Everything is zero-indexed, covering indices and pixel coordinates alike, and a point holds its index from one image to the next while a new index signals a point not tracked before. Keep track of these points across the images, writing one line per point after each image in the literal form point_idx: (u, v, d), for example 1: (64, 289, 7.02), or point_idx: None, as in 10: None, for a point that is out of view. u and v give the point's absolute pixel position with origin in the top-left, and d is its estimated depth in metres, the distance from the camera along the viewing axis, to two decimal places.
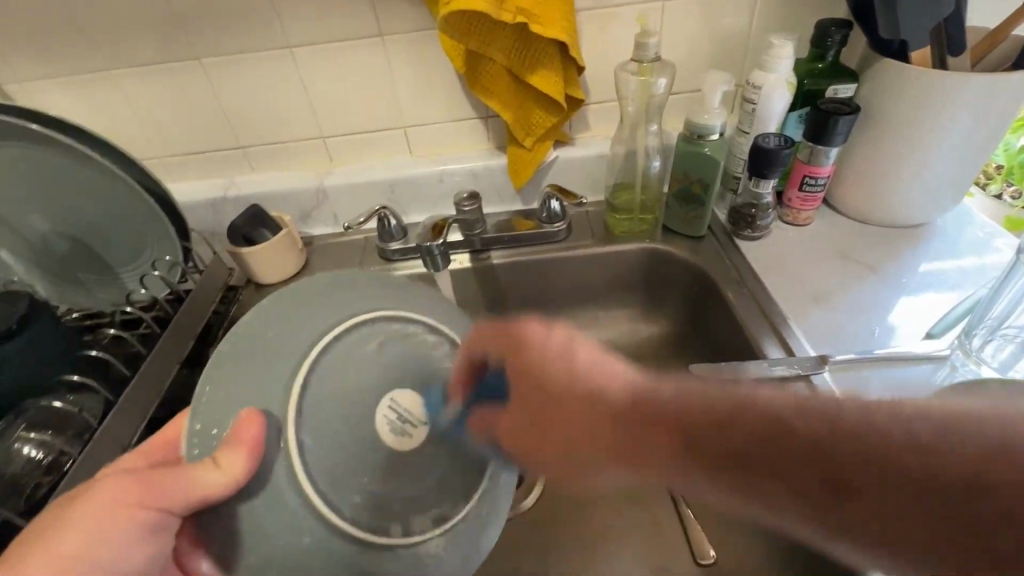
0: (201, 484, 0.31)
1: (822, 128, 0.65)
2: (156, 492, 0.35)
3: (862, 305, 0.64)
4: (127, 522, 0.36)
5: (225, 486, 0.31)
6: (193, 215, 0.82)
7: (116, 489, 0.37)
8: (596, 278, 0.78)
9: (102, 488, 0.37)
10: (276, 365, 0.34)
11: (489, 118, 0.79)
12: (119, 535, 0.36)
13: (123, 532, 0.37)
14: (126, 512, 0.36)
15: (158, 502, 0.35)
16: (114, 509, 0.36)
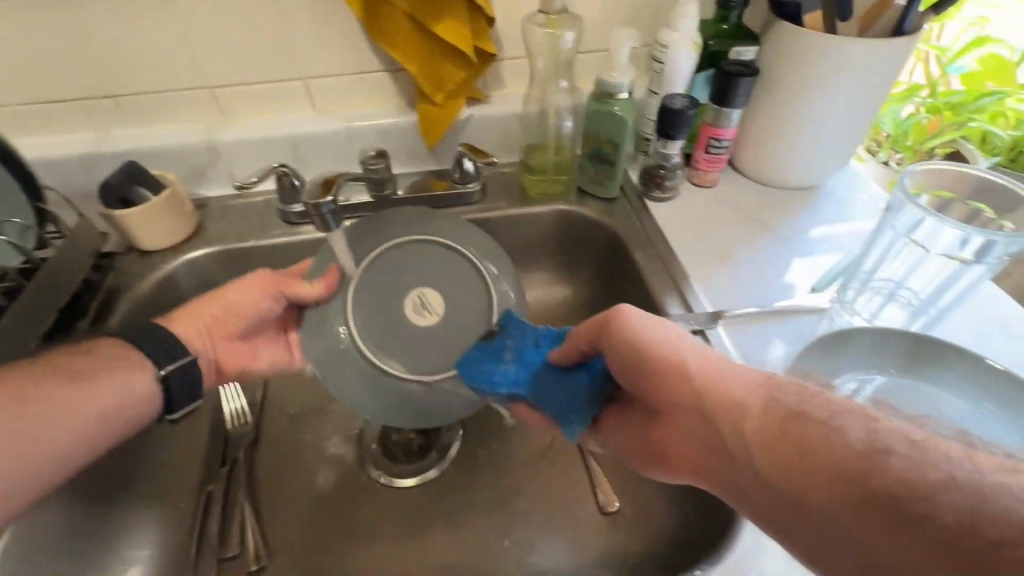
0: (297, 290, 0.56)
1: (725, 90, 0.66)
2: (261, 289, 0.58)
3: (758, 262, 0.67)
4: (239, 300, 0.58)
5: (313, 298, 0.55)
6: (58, 173, 0.72)
7: (258, 282, 0.59)
8: (513, 240, 0.77)
9: (250, 275, 0.59)
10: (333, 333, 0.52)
11: (397, 71, 0.74)
12: (225, 305, 0.58)
13: (257, 304, 0.59)
14: (239, 290, 0.58)
15: (262, 292, 0.58)
16: (252, 292, 0.58)
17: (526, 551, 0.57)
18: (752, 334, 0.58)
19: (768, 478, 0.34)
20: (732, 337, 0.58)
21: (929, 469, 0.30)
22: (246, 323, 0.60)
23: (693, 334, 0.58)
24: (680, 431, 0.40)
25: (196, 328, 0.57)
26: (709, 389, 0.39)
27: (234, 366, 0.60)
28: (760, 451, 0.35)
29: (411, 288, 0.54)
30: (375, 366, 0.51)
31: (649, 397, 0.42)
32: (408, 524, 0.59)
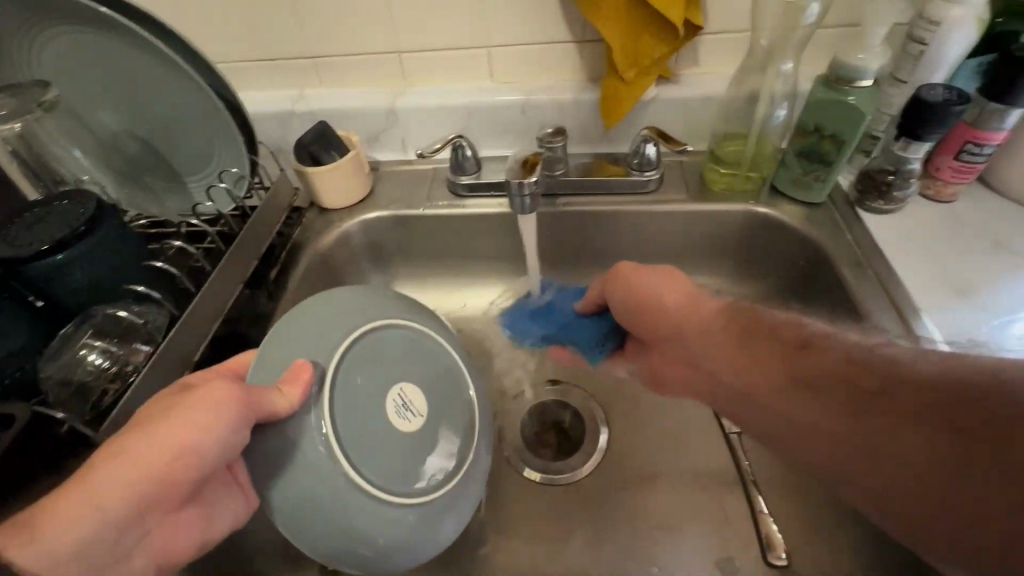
0: (264, 402, 0.35)
1: (1010, 83, 0.52)
2: (212, 425, 0.35)
3: (1015, 304, 0.53)
4: (171, 442, 0.35)
5: (286, 413, 0.36)
6: (262, 127, 0.78)
7: (213, 394, 0.35)
8: (685, 237, 0.70)
9: (208, 384, 0.36)
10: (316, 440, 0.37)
11: (585, 43, 0.69)
12: (160, 453, 0.35)
13: (195, 449, 0.35)
14: (170, 444, 0.35)
15: (210, 426, 0.35)
16: (209, 426, 0.35)
17: None
18: None
19: (856, 411, 0.37)
20: None
21: (980, 377, 0.33)
22: (178, 488, 0.36)
23: None
24: (763, 376, 0.43)
25: (86, 519, 0.33)
26: (774, 329, 0.45)
27: (180, 552, 0.39)
28: (826, 378, 0.39)
29: (394, 378, 0.41)
30: (354, 482, 0.37)
31: (754, 355, 0.45)
32: (550, 524, 0.57)
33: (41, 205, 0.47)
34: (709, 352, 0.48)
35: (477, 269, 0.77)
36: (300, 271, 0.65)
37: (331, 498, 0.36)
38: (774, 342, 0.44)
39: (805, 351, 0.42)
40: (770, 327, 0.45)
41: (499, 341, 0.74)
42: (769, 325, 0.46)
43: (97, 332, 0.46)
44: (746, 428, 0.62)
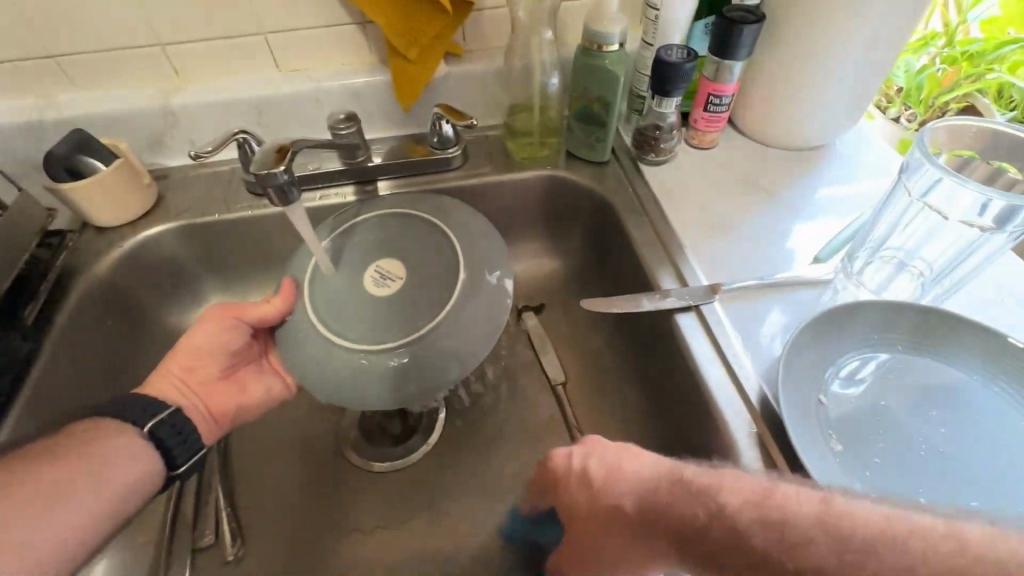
0: (261, 315, 0.52)
1: (727, 40, 0.60)
2: (217, 328, 0.54)
3: (758, 230, 0.63)
4: (189, 351, 0.53)
5: (276, 315, 0.52)
6: (1, 142, 0.66)
7: (213, 317, 0.54)
8: (498, 209, 0.72)
9: (206, 315, 0.54)
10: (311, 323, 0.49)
11: (366, 24, 0.67)
12: (193, 351, 0.53)
13: (209, 344, 0.53)
14: (189, 347, 0.53)
15: (218, 330, 0.54)
16: (212, 326, 0.53)
17: (514, 539, 0.54)
18: (748, 308, 0.55)
19: (669, 537, 0.34)
20: (728, 314, 0.54)
21: (808, 516, 0.29)
22: (215, 370, 0.54)
23: (685, 310, 0.54)
24: (613, 514, 0.37)
25: (172, 386, 0.51)
26: (599, 476, 0.39)
27: (226, 407, 0.55)
28: (663, 531, 0.34)
29: (366, 265, 0.52)
30: (336, 338, 0.47)
31: (580, 518, 0.41)
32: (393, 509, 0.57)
33: None
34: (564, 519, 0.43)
35: None
36: (69, 302, 0.57)
37: (328, 352, 0.47)
38: (585, 491, 0.40)
39: (651, 503, 0.35)
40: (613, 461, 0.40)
41: None
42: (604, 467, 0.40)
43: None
44: (571, 377, 0.66)
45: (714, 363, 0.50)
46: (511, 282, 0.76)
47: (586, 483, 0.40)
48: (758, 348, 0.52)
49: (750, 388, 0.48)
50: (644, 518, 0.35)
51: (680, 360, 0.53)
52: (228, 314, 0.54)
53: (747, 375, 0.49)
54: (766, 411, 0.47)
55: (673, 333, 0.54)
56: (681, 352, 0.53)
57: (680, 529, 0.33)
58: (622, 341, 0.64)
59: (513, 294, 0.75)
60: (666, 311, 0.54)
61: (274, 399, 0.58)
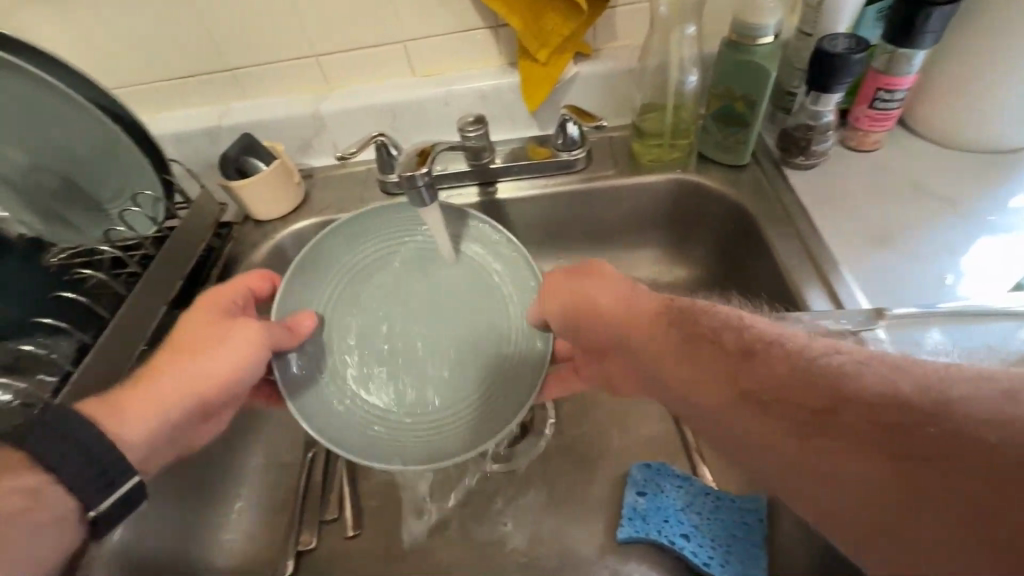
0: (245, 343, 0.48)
1: (908, 24, 0.52)
2: (247, 345, 0.47)
3: (932, 248, 0.53)
4: (199, 335, 0.48)
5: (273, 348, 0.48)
6: (189, 146, 0.77)
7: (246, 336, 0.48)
8: (619, 213, 0.70)
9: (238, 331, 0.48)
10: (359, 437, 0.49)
11: (499, 27, 0.68)
12: (214, 334, 0.48)
13: (244, 372, 0.48)
14: (207, 359, 0.47)
15: (243, 295, 0.51)
16: (238, 347, 0.47)
17: (625, 563, 0.51)
18: (921, 340, 0.46)
19: (781, 422, 0.28)
20: (898, 345, 0.46)
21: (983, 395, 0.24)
22: (219, 388, 0.47)
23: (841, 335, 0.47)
24: (700, 380, 0.34)
25: (146, 416, 0.44)
26: (710, 330, 0.35)
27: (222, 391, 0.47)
28: (784, 414, 0.29)
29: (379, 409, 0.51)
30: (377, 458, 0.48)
31: (666, 360, 0.36)
32: (500, 508, 0.57)
33: None
34: (647, 359, 0.38)
35: None
36: None
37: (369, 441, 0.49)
38: (710, 343, 0.34)
39: (746, 363, 0.32)
40: (704, 323, 0.36)
41: None
42: (700, 310, 0.37)
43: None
44: None
45: None
46: None
47: (708, 338, 0.35)
48: None
49: None
50: (734, 373, 0.32)
51: None
52: (272, 333, 0.48)
53: None
54: None
55: None
56: None
57: (787, 397, 0.29)
58: None
59: None
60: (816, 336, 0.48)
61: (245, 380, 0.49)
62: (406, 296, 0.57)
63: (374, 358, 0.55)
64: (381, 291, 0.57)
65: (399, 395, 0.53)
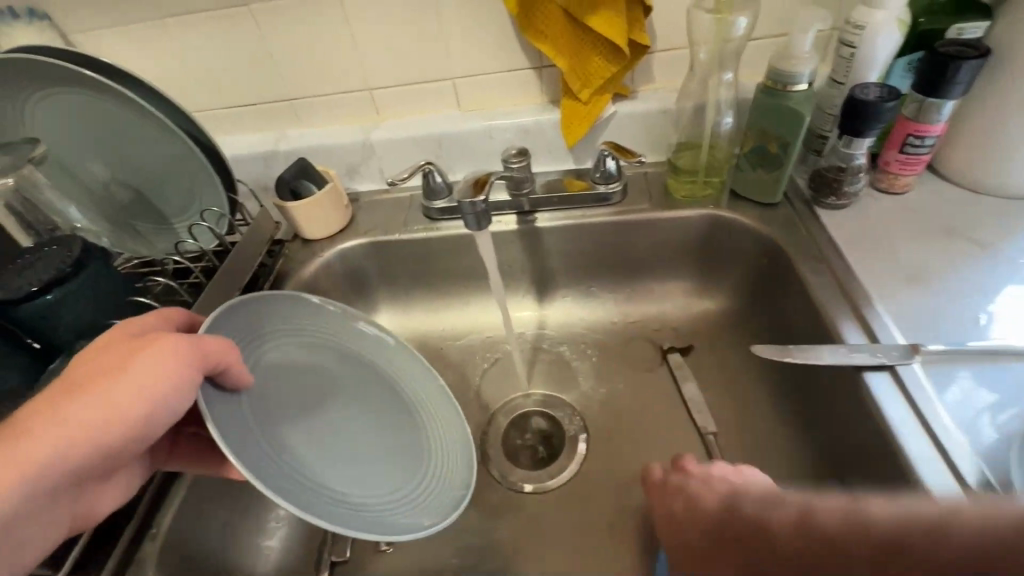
0: (160, 367, 0.36)
1: (938, 77, 0.54)
2: (170, 360, 0.36)
3: (964, 288, 0.55)
4: (98, 366, 0.36)
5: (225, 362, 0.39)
6: (247, 168, 0.82)
7: (162, 352, 0.36)
8: (653, 244, 0.72)
9: (148, 349, 0.36)
10: (238, 417, 0.40)
11: (544, 68, 0.73)
12: (118, 359, 0.37)
13: (165, 395, 0.36)
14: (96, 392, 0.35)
15: (160, 324, 0.43)
16: (150, 371, 0.36)
17: None
18: (955, 378, 0.47)
19: None
20: (933, 380, 0.47)
21: None
22: (117, 435, 0.35)
23: (877, 369, 0.48)
24: None
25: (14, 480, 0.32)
26: None
27: (125, 439, 0.36)
28: None
29: (264, 416, 0.43)
30: (237, 435, 0.38)
31: None
32: None
33: (31, 251, 0.49)
34: None
35: (456, 290, 0.79)
36: None
37: (232, 418, 0.39)
38: None
39: None
40: None
41: (482, 360, 0.76)
42: None
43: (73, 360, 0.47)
44: (723, 427, 0.63)
45: (916, 435, 0.44)
46: (659, 318, 0.75)
47: None
48: (965, 423, 0.45)
49: (966, 468, 0.42)
50: None
51: (870, 424, 0.47)
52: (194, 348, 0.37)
53: (960, 454, 0.43)
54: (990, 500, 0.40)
55: (860, 393, 0.48)
56: (871, 415, 0.47)
57: None
58: (795, 398, 0.59)
59: (660, 331, 0.74)
60: (852, 369, 0.49)
61: (154, 422, 0.36)
62: (375, 423, 0.51)
63: (324, 381, 0.50)
64: (365, 404, 0.51)
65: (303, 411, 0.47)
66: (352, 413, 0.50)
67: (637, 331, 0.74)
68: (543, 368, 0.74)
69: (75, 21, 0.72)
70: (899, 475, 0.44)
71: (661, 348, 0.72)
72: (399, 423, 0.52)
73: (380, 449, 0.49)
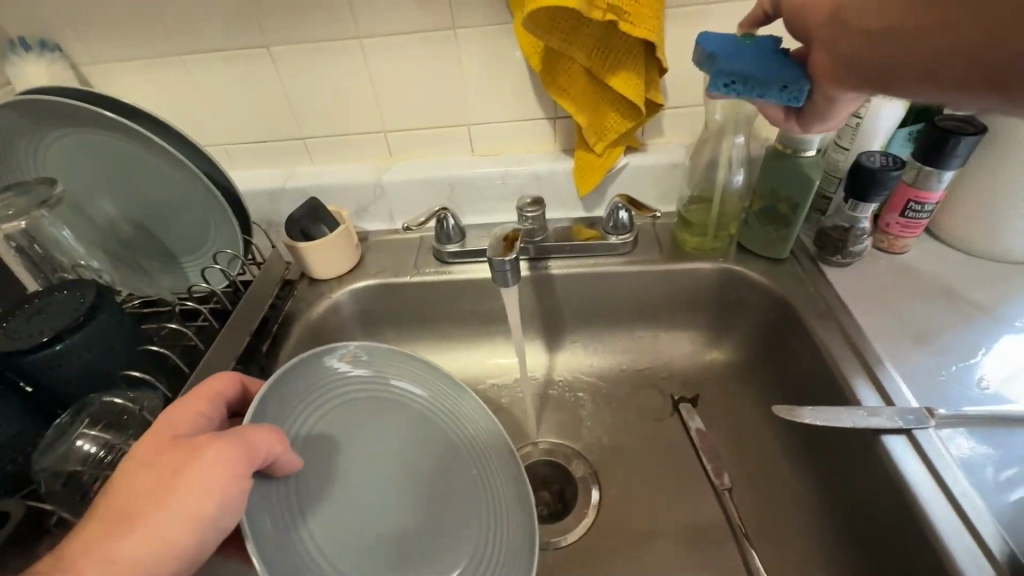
0: (210, 478, 0.33)
1: (937, 150, 0.58)
2: (219, 472, 0.33)
3: (969, 349, 0.57)
4: (147, 482, 0.33)
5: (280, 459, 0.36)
6: (254, 204, 0.81)
7: (213, 459, 0.33)
8: (662, 295, 0.73)
9: (199, 455, 0.33)
10: (272, 513, 0.37)
11: (558, 119, 0.75)
12: (167, 472, 0.33)
13: (214, 514, 0.33)
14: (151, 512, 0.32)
15: (211, 405, 0.39)
16: (201, 484, 0.32)
17: None
18: (975, 446, 0.48)
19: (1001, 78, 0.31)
20: (949, 444, 0.48)
21: None
22: (171, 562, 0.32)
23: (894, 431, 0.49)
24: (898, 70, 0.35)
25: None
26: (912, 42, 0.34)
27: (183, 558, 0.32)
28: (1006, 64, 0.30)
29: (305, 506, 0.40)
30: (279, 547, 0.36)
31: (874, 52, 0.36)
32: None
33: (39, 296, 0.47)
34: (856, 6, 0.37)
35: (464, 333, 0.78)
36: (291, 344, 0.66)
37: (266, 517, 0.36)
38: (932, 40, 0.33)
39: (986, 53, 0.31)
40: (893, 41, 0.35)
41: (490, 406, 0.75)
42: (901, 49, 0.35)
43: (81, 415, 0.44)
44: (736, 481, 0.63)
45: (938, 500, 0.45)
46: (667, 367, 0.75)
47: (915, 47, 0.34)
48: (984, 488, 0.46)
49: (989, 535, 0.43)
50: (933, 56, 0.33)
51: (890, 486, 0.48)
52: (243, 451, 0.34)
53: (981, 520, 0.43)
54: (1014, 568, 0.41)
55: (877, 454, 0.49)
56: (890, 478, 0.48)
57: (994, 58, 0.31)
58: (808, 453, 0.60)
59: (668, 380, 0.74)
60: (868, 430, 0.50)
61: (213, 536, 0.33)
62: (419, 496, 0.48)
63: (387, 439, 0.49)
64: (416, 475, 0.49)
65: (348, 467, 0.45)
66: (403, 488, 0.48)
67: (645, 379, 0.74)
68: (552, 415, 0.73)
69: (88, 55, 0.72)
70: (923, 540, 0.44)
71: (671, 397, 0.72)
72: (445, 516, 0.48)
73: (428, 523, 0.47)
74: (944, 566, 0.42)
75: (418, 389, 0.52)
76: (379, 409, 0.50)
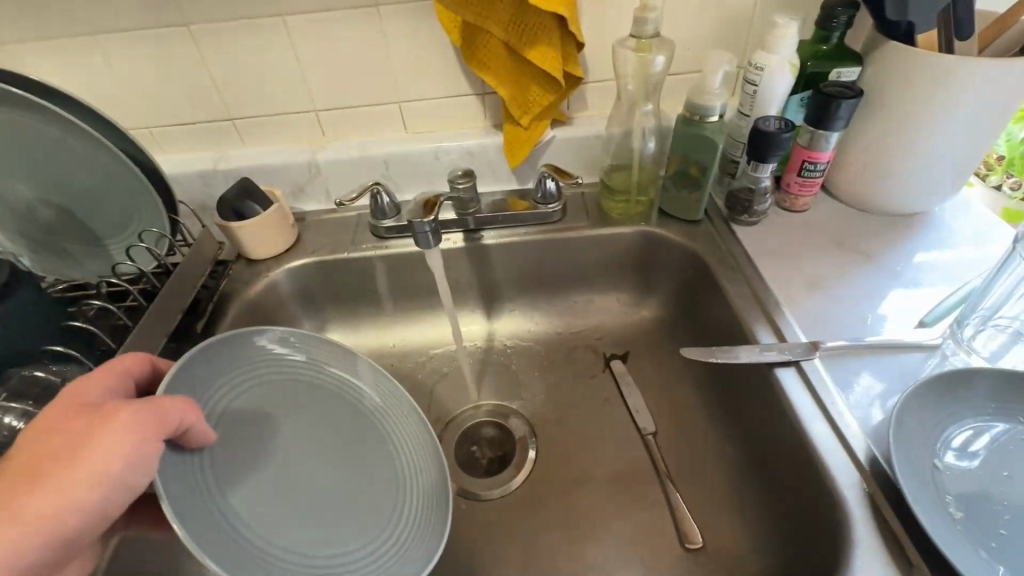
0: (120, 441, 0.33)
1: (823, 113, 0.63)
2: (129, 438, 0.34)
3: (855, 293, 0.63)
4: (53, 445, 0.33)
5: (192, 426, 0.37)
6: (184, 187, 0.80)
7: (122, 425, 0.34)
8: (590, 260, 0.78)
9: (106, 422, 0.34)
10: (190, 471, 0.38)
11: (486, 95, 0.78)
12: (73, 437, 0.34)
13: (122, 474, 0.33)
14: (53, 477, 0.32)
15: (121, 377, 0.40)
16: (107, 448, 0.33)
17: None
18: (852, 373, 0.55)
19: None
20: (831, 373, 0.55)
21: None
22: (73, 525, 0.32)
23: (785, 364, 0.55)
24: None
25: None
26: None
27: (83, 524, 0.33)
28: None
29: (224, 470, 0.42)
30: (197, 503, 0.37)
31: None
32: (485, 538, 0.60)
33: None
34: None
35: (405, 306, 0.80)
36: (226, 322, 0.67)
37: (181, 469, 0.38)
38: None
39: None
40: None
41: (432, 374, 0.78)
42: None
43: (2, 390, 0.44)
44: (660, 426, 0.68)
45: (818, 421, 0.51)
46: (599, 328, 0.80)
47: None
48: (859, 409, 0.52)
49: (858, 446, 0.49)
50: None
51: (782, 414, 0.54)
52: (154, 418, 0.35)
53: (852, 434, 0.49)
54: (876, 471, 0.47)
55: (771, 386, 0.55)
56: (782, 406, 0.54)
57: None
58: (719, 395, 0.65)
59: (600, 340, 0.79)
60: (765, 365, 0.56)
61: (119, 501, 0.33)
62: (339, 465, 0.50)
63: (305, 416, 0.51)
64: (335, 447, 0.51)
65: (267, 439, 0.47)
66: (323, 458, 0.50)
67: (579, 340, 0.79)
68: (492, 379, 0.77)
69: None
70: (806, 456, 0.50)
71: (603, 356, 0.77)
72: (367, 481, 0.51)
73: (349, 488, 0.49)
74: (819, 475, 0.48)
75: (332, 372, 0.55)
76: (294, 389, 0.52)
